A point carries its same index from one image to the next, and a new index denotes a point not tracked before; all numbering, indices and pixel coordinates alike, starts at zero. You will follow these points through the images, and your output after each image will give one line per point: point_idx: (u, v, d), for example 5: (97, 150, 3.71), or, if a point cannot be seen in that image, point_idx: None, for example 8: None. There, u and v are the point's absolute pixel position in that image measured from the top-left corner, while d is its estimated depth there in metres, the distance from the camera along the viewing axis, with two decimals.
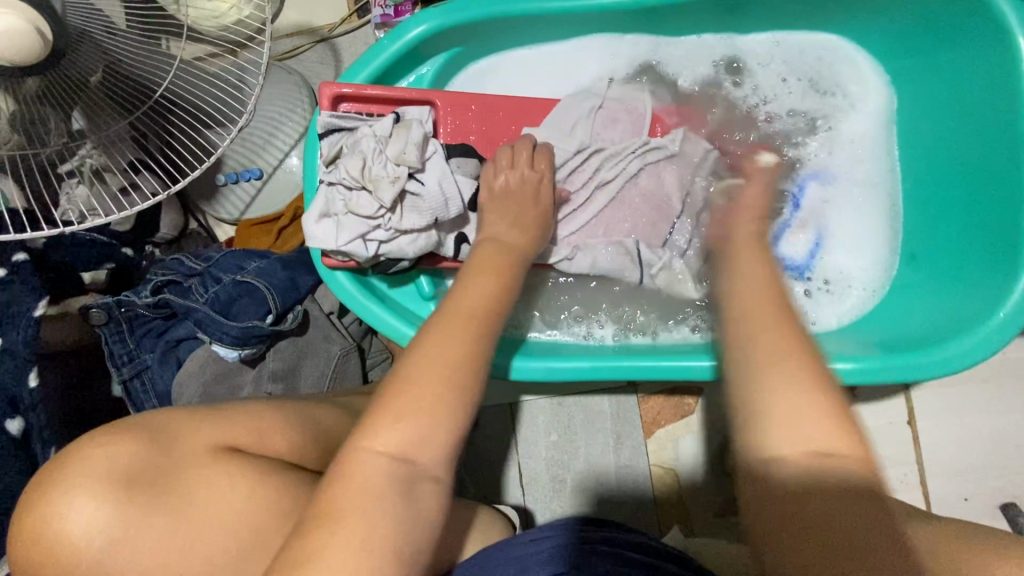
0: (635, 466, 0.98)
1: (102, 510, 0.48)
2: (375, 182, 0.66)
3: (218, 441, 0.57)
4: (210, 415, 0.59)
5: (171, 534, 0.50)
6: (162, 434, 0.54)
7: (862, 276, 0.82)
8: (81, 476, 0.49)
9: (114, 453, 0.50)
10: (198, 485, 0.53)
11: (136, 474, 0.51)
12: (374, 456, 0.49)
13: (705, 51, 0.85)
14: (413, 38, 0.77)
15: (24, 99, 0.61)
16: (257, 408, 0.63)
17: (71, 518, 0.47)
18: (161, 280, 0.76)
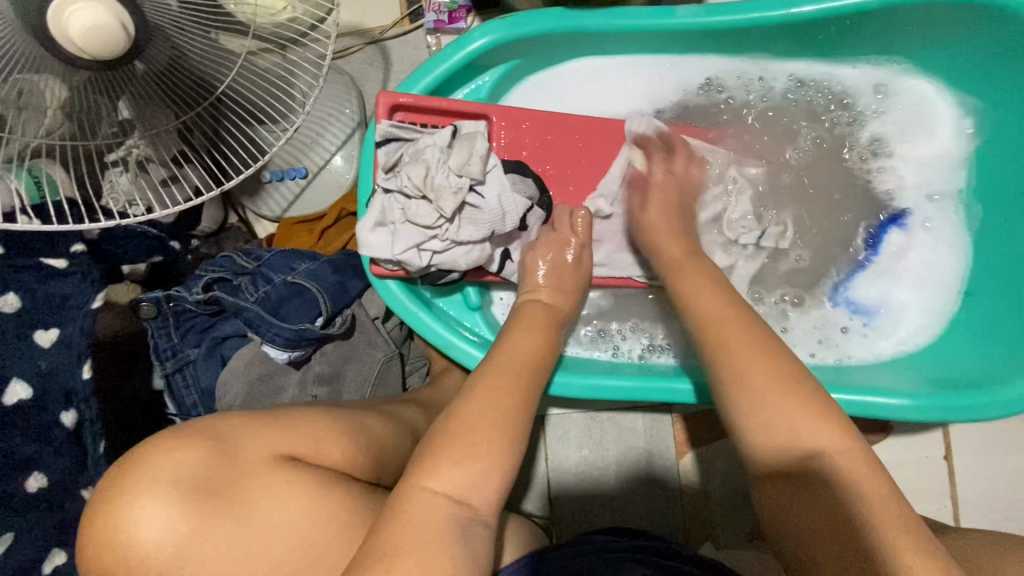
0: (665, 484, 0.98)
1: (175, 514, 0.48)
2: (437, 192, 0.65)
3: (281, 448, 0.54)
4: (273, 421, 0.56)
5: (235, 544, 0.50)
6: (226, 440, 0.52)
7: (908, 328, 0.82)
8: (152, 479, 0.48)
9: (182, 461, 0.50)
10: (264, 496, 0.51)
11: (202, 482, 0.50)
12: (432, 497, 0.50)
13: (761, 74, 0.85)
14: (475, 49, 0.76)
15: (78, 87, 0.61)
16: (316, 414, 0.59)
17: (142, 526, 0.47)
18: (211, 277, 0.75)
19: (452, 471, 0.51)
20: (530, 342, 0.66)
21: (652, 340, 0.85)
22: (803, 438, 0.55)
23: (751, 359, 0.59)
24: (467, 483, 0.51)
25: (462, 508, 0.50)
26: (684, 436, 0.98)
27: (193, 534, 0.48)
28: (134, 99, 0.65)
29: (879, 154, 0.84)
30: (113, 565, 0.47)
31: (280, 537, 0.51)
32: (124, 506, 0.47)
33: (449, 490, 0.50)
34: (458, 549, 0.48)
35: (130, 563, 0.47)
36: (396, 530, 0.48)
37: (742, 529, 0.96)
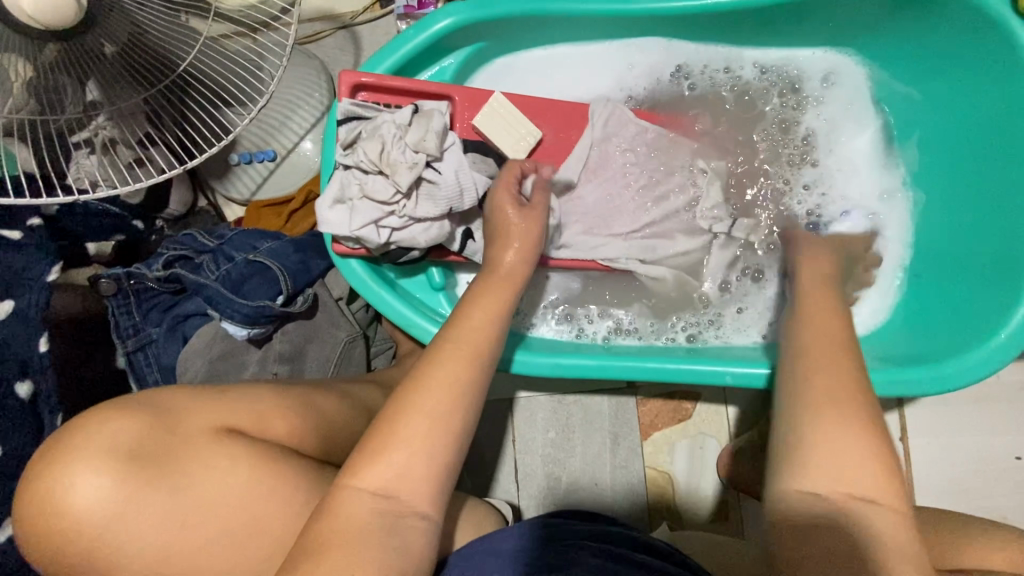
0: (630, 467, 0.99)
1: (115, 480, 0.48)
2: (393, 166, 0.66)
3: (222, 421, 0.55)
4: (217, 396, 0.57)
5: (177, 509, 0.50)
6: (166, 411, 0.53)
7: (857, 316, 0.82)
8: (89, 447, 0.48)
9: (120, 430, 0.50)
10: (205, 466, 0.52)
11: (140, 449, 0.50)
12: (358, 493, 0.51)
13: (724, 61, 0.86)
14: (439, 31, 0.77)
15: (42, 67, 0.61)
16: (264, 389, 0.60)
17: (77, 492, 0.47)
18: (172, 254, 0.76)
19: (377, 472, 0.52)
20: (480, 318, 0.62)
21: (614, 322, 0.86)
22: (859, 479, 0.52)
23: (825, 374, 0.56)
24: (394, 478, 0.52)
25: (387, 502, 0.51)
26: (648, 418, 1.00)
27: (133, 502, 0.48)
28: (99, 79, 0.66)
29: (836, 138, 0.86)
30: (47, 534, 0.47)
31: (224, 506, 0.52)
32: (59, 474, 0.47)
33: (377, 487, 0.51)
34: (386, 548, 0.49)
35: (64, 530, 0.47)
36: (326, 525, 0.49)
37: (704, 509, 0.98)
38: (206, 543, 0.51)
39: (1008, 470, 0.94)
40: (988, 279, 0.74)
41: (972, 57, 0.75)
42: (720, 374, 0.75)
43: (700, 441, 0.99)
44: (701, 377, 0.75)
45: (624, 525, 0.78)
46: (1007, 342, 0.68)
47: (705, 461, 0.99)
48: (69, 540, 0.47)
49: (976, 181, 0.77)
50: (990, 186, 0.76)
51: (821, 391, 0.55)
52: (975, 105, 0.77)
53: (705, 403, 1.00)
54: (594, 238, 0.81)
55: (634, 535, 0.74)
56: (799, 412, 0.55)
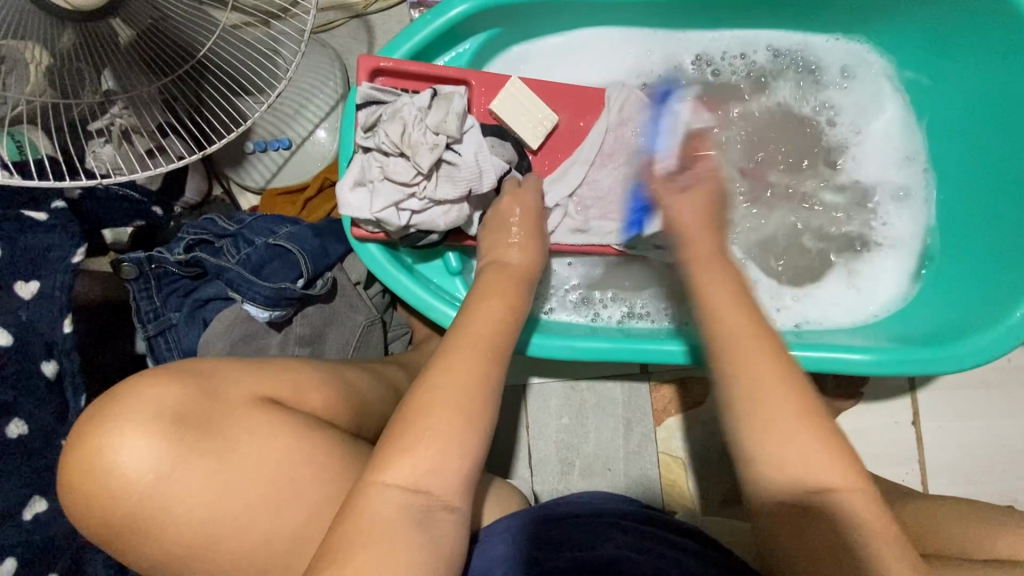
0: (643, 452, 1.00)
1: (155, 444, 0.49)
2: (413, 148, 0.67)
3: (260, 392, 0.56)
4: (251, 367, 0.57)
5: (214, 475, 0.51)
6: (207, 380, 0.54)
7: (865, 304, 0.83)
8: (130, 411, 0.50)
9: (160, 396, 0.51)
10: (240, 433, 0.52)
11: (182, 416, 0.51)
12: (388, 488, 0.51)
13: (735, 45, 0.87)
14: (456, 16, 0.78)
15: (60, 54, 0.63)
16: (295, 363, 0.61)
17: (124, 454, 0.48)
18: (192, 239, 0.77)
19: (408, 458, 0.52)
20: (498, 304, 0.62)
21: (629, 307, 0.87)
22: (814, 473, 0.53)
23: (755, 373, 0.55)
24: (427, 465, 0.52)
25: (417, 495, 0.51)
26: (662, 403, 1.01)
27: (172, 466, 0.49)
28: (116, 67, 0.67)
29: (851, 125, 0.86)
30: (95, 493, 0.48)
31: (258, 474, 0.52)
32: (102, 437, 0.49)
33: (408, 480, 0.51)
34: (414, 531, 0.50)
35: (112, 491, 0.48)
36: (363, 508, 0.50)
37: (717, 494, 0.98)
38: (241, 511, 0.51)
39: (1019, 452, 0.94)
40: (1006, 260, 0.74)
41: (981, 40, 0.76)
42: None
43: (712, 426, 1.00)
44: None
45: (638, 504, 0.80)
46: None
47: (716, 445, 0.99)
48: (114, 501, 0.48)
49: (989, 166, 0.78)
50: (1007, 168, 0.76)
51: (761, 397, 0.54)
52: (988, 89, 0.77)
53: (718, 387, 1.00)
54: (611, 221, 0.82)
55: (648, 513, 0.76)
56: (742, 431, 0.54)
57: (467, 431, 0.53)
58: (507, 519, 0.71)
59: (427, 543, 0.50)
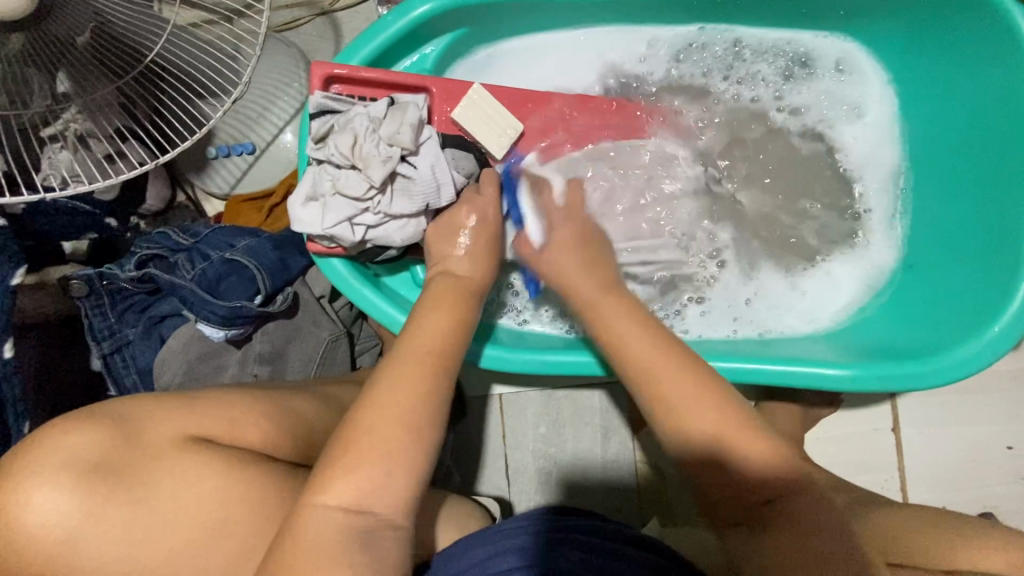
0: (620, 460, 0.98)
1: (64, 497, 0.46)
2: (365, 160, 0.63)
3: (192, 429, 0.53)
4: (186, 402, 0.55)
5: (139, 525, 0.48)
6: (129, 421, 0.51)
7: (821, 310, 0.81)
8: (41, 462, 0.47)
9: (75, 444, 0.48)
10: (164, 476, 0.50)
11: (99, 463, 0.48)
12: (328, 510, 0.47)
13: (713, 43, 0.84)
14: (418, 17, 0.74)
15: (10, 59, 0.59)
16: (235, 395, 0.59)
17: (34, 509, 0.46)
18: (146, 254, 0.73)
19: (354, 478, 0.48)
20: (444, 320, 0.59)
21: None
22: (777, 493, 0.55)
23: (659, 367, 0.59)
24: (375, 490, 0.48)
25: (359, 517, 0.48)
26: (639, 412, 0.99)
27: (87, 519, 0.47)
28: (71, 69, 0.64)
29: (835, 121, 0.83)
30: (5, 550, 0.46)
31: (184, 517, 0.50)
32: (9, 492, 0.46)
33: (347, 502, 0.48)
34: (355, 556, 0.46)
35: (23, 547, 0.46)
36: (295, 537, 0.46)
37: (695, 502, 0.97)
38: (164, 558, 0.49)
39: (998, 459, 0.93)
40: (985, 271, 0.70)
41: (960, 38, 0.73)
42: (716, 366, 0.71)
43: None
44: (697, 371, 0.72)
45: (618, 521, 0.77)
46: (1000, 337, 0.65)
47: None
48: (27, 557, 0.46)
49: (967, 172, 0.74)
50: (992, 174, 0.72)
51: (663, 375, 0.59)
52: (973, 96, 0.73)
53: None
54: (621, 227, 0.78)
55: (628, 534, 0.71)
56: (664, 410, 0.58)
57: (411, 465, 0.50)
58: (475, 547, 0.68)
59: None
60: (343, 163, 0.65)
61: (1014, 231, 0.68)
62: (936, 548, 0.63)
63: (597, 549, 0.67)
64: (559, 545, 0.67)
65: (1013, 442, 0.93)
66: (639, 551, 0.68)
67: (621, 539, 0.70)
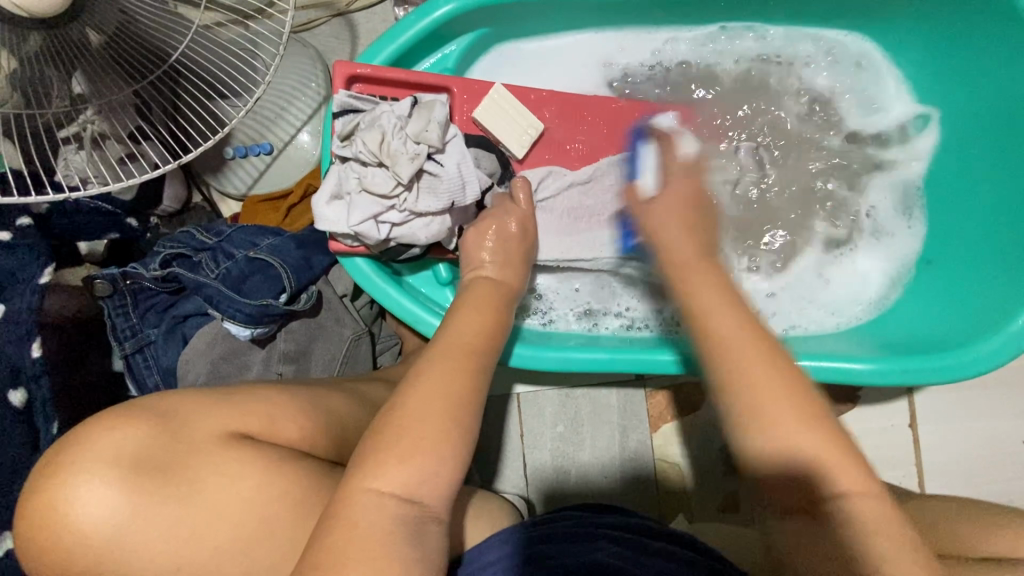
0: (639, 459, 0.98)
1: (113, 496, 0.46)
2: (393, 158, 0.63)
3: (230, 426, 0.53)
4: (221, 399, 0.55)
5: (180, 522, 0.48)
6: (170, 419, 0.51)
7: (845, 305, 0.81)
8: (90, 458, 0.47)
9: (120, 440, 0.48)
10: (207, 475, 0.50)
11: (141, 460, 0.48)
12: (376, 497, 0.47)
13: (731, 42, 0.84)
14: (441, 17, 0.75)
15: (28, 59, 0.59)
16: (270, 392, 0.58)
17: (79, 504, 0.45)
18: (169, 253, 0.73)
19: (395, 470, 0.47)
20: (486, 320, 0.60)
21: (624, 318, 0.84)
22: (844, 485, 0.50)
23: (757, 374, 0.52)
24: (417, 484, 0.48)
25: (410, 508, 0.47)
26: (657, 410, 0.99)
27: (130, 516, 0.47)
28: (87, 70, 0.64)
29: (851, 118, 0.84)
30: (48, 546, 0.45)
31: (226, 517, 0.50)
32: (58, 489, 0.46)
33: (395, 490, 0.47)
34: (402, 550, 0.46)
35: (66, 543, 0.45)
36: (342, 528, 0.45)
37: (715, 500, 0.97)
38: (205, 556, 0.49)
39: (1016, 454, 0.94)
40: (1008, 267, 0.71)
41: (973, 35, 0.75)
42: None
43: (708, 432, 0.98)
44: None
45: (642, 516, 0.77)
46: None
47: (712, 451, 0.98)
48: (69, 553, 0.45)
49: (989, 171, 0.75)
50: (1014, 172, 0.73)
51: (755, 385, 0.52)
52: (989, 91, 0.75)
53: None
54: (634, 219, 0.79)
55: (652, 527, 0.72)
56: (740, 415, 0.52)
57: (451, 462, 0.49)
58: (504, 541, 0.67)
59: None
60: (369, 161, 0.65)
61: None
62: (969, 540, 0.63)
63: (631, 543, 0.68)
64: (592, 538, 0.68)
65: None
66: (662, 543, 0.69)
67: (648, 532, 0.71)
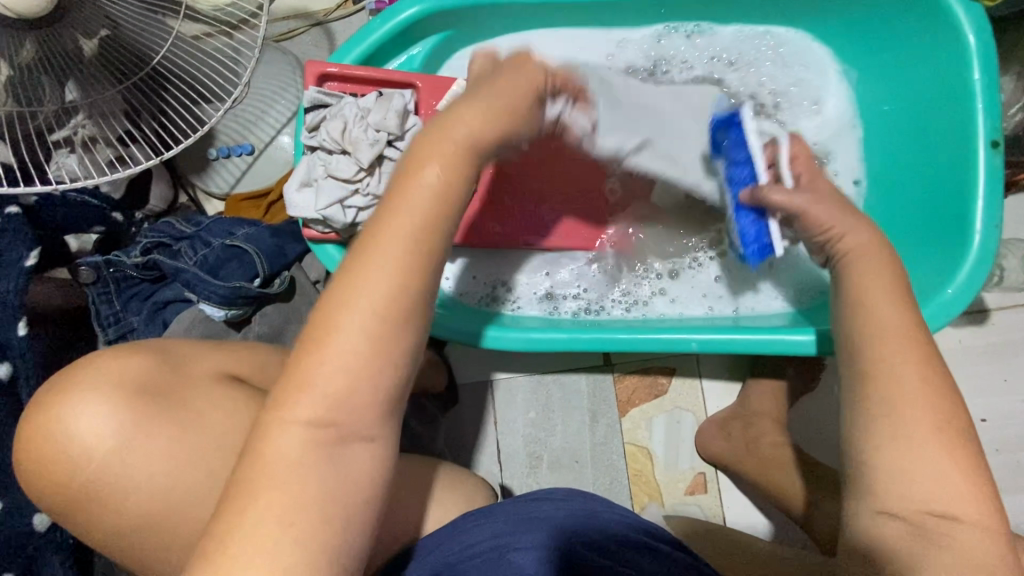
0: (609, 443, 1.01)
1: (113, 412, 0.50)
2: (355, 145, 0.69)
3: (223, 368, 0.59)
4: (216, 349, 0.61)
5: (168, 454, 0.51)
6: (172, 356, 0.57)
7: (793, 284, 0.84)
8: (98, 380, 0.51)
9: (129, 367, 0.53)
10: (204, 406, 0.54)
11: (147, 386, 0.53)
12: (292, 427, 0.40)
13: (681, 39, 0.90)
14: (404, 19, 0.80)
15: (21, 67, 0.64)
16: (259, 351, 0.65)
17: (85, 426, 0.49)
18: (150, 242, 0.77)
19: (312, 392, 0.40)
20: (424, 187, 0.43)
21: (583, 302, 0.89)
22: (934, 489, 0.47)
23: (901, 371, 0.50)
24: (335, 402, 0.40)
25: (330, 430, 0.40)
26: (626, 394, 1.02)
27: (131, 434, 0.50)
28: (78, 78, 0.69)
29: (794, 111, 0.88)
30: (56, 459, 0.49)
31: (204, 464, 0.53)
32: (61, 405, 0.50)
33: (313, 417, 0.40)
34: (325, 469, 0.40)
35: (72, 458, 0.49)
36: (261, 460, 0.39)
37: (684, 483, 0.99)
38: (184, 501, 0.52)
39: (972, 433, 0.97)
40: (932, 243, 0.75)
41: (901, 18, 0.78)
42: (685, 341, 0.77)
43: (677, 416, 1.01)
44: (667, 346, 0.78)
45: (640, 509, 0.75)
46: (954, 298, 0.69)
47: (683, 434, 1.01)
48: (72, 467, 0.49)
49: (918, 152, 0.79)
50: (937, 155, 0.77)
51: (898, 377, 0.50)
52: (919, 76, 0.79)
53: (680, 376, 1.02)
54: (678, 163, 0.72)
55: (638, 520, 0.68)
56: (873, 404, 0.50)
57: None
58: (473, 511, 0.69)
59: (346, 493, 0.40)
60: (339, 146, 0.70)
61: (962, 199, 0.72)
62: None
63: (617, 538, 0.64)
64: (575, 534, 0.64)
65: (985, 413, 0.97)
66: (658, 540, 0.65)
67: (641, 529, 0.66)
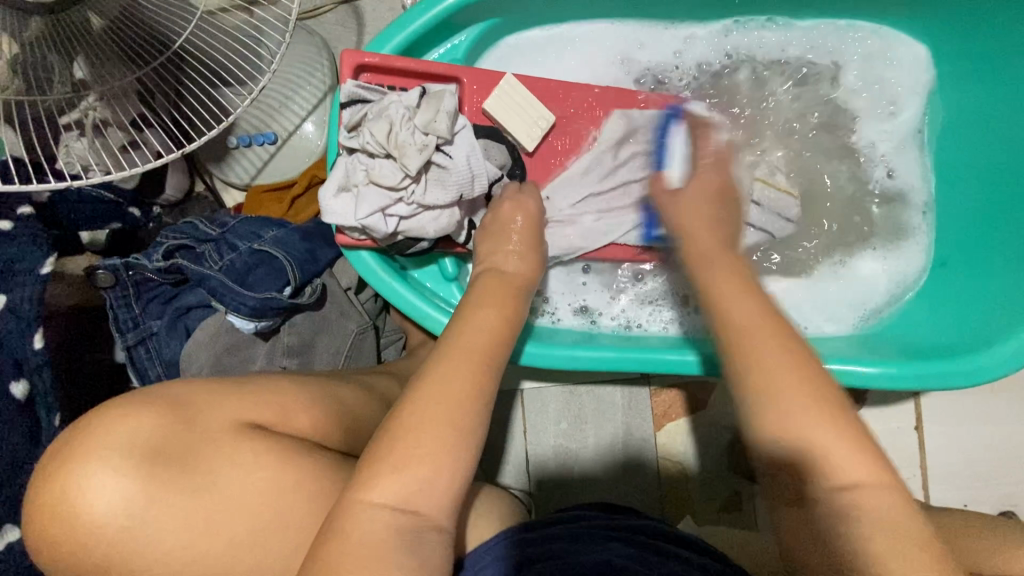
0: (642, 457, 0.98)
1: (128, 480, 0.46)
2: (402, 149, 0.62)
3: (244, 416, 0.53)
4: (234, 390, 0.55)
5: (196, 509, 0.48)
6: (186, 409, 0.51)
7: (850, 309, 0.80)
8: (105, 447, 0.47)
9: (139, 426, 0.48)
10: (221, 463, 0.50)
11: (159, 448, 0.49)
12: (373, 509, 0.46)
13: (745, 34, 0.83)
14: (451, 6, 0.73)
15: (30, 44, 0.57)
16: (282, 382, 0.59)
17: (96, 497, 0.45)
18: (172, 244, 0.72)
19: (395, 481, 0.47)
20: (493, 318, 0.58)
21: (625, 318, 0.83)
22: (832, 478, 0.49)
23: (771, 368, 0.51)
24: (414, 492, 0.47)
25: (410, 518, 0.47)
26: (661, 408, 0.98)
27: (146, 500, 0.47)
28: (90, 57, 0.61)
29: (859, 119, 0.82)
30: (64, 539, 0.45)
31: (239, 506, 0.50)
32: (68, 476, 0.45)
33: (395, 500, 0.47)
34: (403, 556, 0.46)
35: (82, 537, 0.45)
36: (338, 539, 0.45)
37: (717, 499, 0.97)
38: (223, 548, 0.49)
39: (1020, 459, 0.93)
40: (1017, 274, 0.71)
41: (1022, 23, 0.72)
42: None
43: (714, 432, 0.98)
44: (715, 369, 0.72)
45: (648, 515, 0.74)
46: None
47: (718, 450, 0.98)
48: (84, 545, 0.45)
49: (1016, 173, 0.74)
50: None
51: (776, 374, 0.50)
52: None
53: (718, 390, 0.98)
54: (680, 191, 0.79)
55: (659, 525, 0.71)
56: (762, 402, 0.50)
57: (457, 461, 0.49)
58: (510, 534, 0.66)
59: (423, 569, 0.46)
60: (382, 150, 0.64)
61: None
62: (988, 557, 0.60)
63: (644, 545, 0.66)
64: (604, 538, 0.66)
65: None
66: (696, 555, 0.67)
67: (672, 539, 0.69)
